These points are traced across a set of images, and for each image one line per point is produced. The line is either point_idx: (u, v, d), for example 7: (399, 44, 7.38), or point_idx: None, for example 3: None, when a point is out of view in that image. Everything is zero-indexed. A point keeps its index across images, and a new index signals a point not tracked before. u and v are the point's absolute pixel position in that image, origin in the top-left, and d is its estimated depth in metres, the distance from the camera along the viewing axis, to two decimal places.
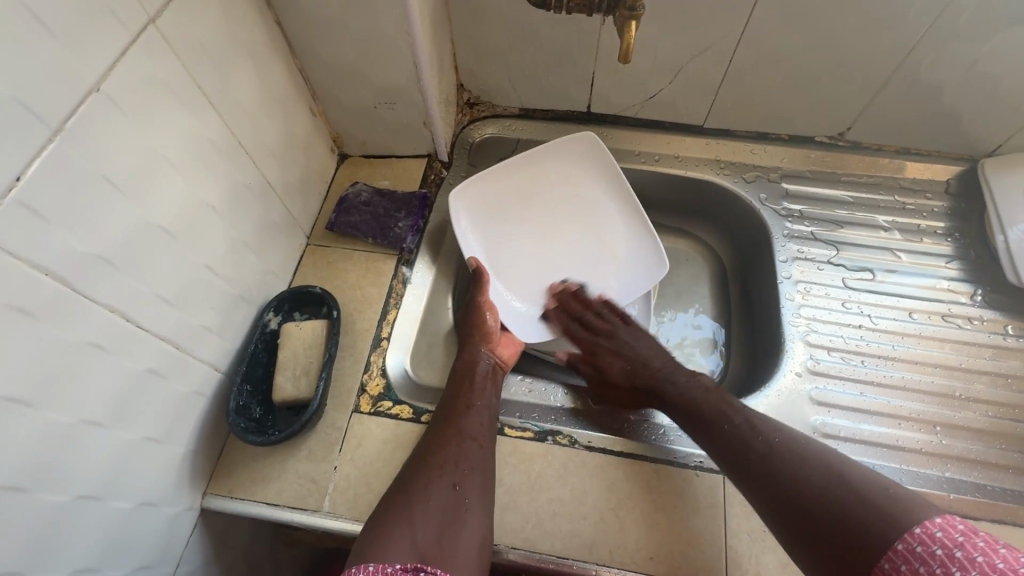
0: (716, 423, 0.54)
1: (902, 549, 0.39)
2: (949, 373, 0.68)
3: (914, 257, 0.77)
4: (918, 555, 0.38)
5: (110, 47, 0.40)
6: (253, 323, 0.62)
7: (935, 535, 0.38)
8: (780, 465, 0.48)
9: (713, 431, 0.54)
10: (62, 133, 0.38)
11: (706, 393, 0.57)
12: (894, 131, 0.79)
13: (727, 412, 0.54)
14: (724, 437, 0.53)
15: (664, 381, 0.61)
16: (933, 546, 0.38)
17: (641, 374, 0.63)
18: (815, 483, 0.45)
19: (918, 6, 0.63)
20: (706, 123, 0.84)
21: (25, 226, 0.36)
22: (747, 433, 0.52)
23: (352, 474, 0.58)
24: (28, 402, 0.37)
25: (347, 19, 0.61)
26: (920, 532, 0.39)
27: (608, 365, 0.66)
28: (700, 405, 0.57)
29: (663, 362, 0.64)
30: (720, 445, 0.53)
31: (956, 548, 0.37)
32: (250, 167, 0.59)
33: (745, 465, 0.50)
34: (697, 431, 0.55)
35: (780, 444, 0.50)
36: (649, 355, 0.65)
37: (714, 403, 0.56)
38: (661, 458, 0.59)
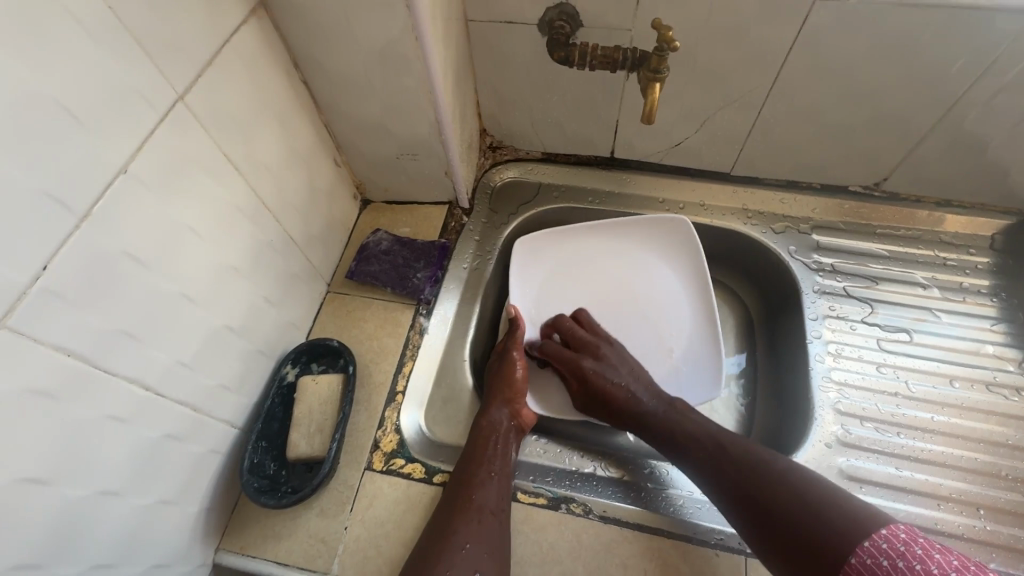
0: (681, 448, 0.57)
1: (854, 562, 0.41)
2: (994, 450, 0.64)
3: (955, 318, 0.73)
4: (867, 565, 0.40)
5: (138, 129, 0.42)
6: (270, 376, 0.63)
7: (881, 547, 0.41)
8: (749, 488, 0.50)
9: (691, 456, 0.56)
10: (88, 218, 0.39)
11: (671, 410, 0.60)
12: (934, 183, 0.76)
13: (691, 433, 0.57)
14: (693, 461, 0.56)
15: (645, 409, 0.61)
16: (880, 558, 0.40)
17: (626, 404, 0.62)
18: (778, 505, 0.48)
19: (960, 61, 0.60)
20: (733, 171, 0.82)
21: (49, 312, 0.37)
22: (713, 454, 0.54)
23: (362, 535, 0.58)
24: (45, 481, 0.38)
25: (372, 78, 0.62)
26: (869, 544, 0.41)
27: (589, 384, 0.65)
28: (667, 427, 0.59)
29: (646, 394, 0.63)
30: (696, 469, 0.55)
31: (898, 558, 0.39)
32: (273, 224, 0.60)
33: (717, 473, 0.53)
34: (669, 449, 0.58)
35: (745, 460, 0.52)
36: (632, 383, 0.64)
37: (686, 425, 0.58)
38: (653, 527, 0.57)
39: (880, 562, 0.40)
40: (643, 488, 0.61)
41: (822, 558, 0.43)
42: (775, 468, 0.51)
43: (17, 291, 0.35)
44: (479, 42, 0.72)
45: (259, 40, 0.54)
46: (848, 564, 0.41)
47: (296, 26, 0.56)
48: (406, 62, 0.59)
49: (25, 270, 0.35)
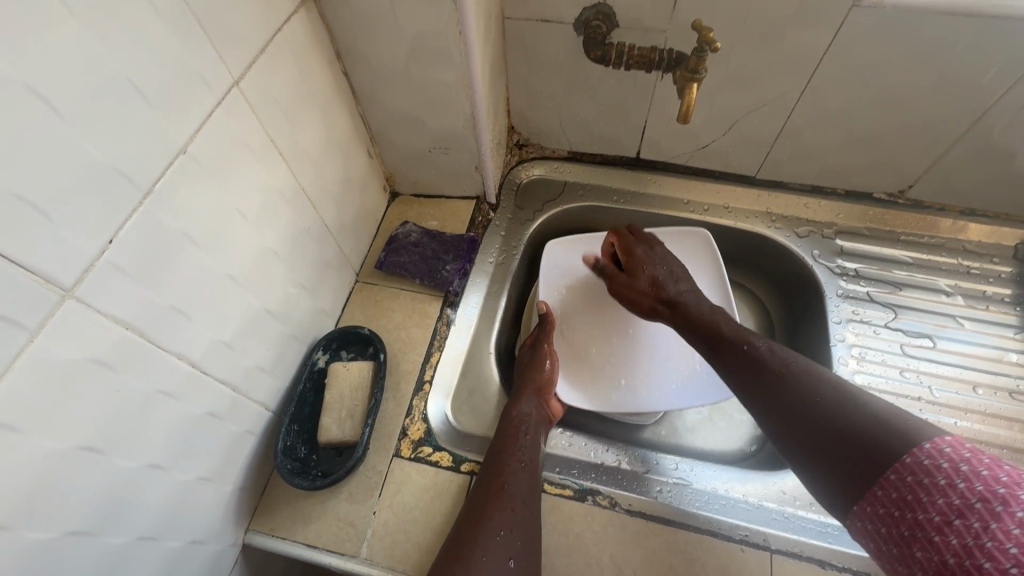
0: (731, 349, 0.55)
1: (909, 462, 0.37)
2: (1017, 456, 0.64)
3: (978, 325, 0.74)
4: (924, 466, 0.36)
5: (198, 111, 0.43)
6: (302, 361, 0.64)
7: (943, 451, 0.36)
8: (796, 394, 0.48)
9: (735, 364, 0.54)
10: (151, 195, 0.40)
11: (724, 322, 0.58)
12: (959, 192, 0.76)
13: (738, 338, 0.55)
14: (736, 368, 0.54)
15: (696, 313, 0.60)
16: (940, 460, 0.36)
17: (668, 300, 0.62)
18: (824, 405, 0.45)
19: (993, 70, 0.61)
20: (758, 174, 0.83)
21: (110, 283, 0.38)
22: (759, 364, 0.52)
23: (391, 521, 0.58)
24: (99, 449, 0.39)
25: (412, 71, 0.63)
26: (929, 447, 0.37)
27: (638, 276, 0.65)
28: (713, 333, 0.57)
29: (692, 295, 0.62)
30: (739, 376, 0.53)
31: (963, 463, 0.35)
32: (311, 211, 0.62)
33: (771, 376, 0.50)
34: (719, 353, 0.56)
35: (793, 371, 0.50)
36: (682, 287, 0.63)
37: (735, 331, 0.57)
38: (655, 515, 0.58)
39: (939, 464, 0.36)
40: (640, 476, 0.62)
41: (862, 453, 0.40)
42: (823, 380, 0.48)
43: (85, 262, 0.36)
44: (514, 40, 0.73)
45: (306, 28, 0.56)
46: (902, 463, 0.37)
47: (342, 16, 0.57)
48: (447, 55, 0.60)
49: (93, 243, 0.36)
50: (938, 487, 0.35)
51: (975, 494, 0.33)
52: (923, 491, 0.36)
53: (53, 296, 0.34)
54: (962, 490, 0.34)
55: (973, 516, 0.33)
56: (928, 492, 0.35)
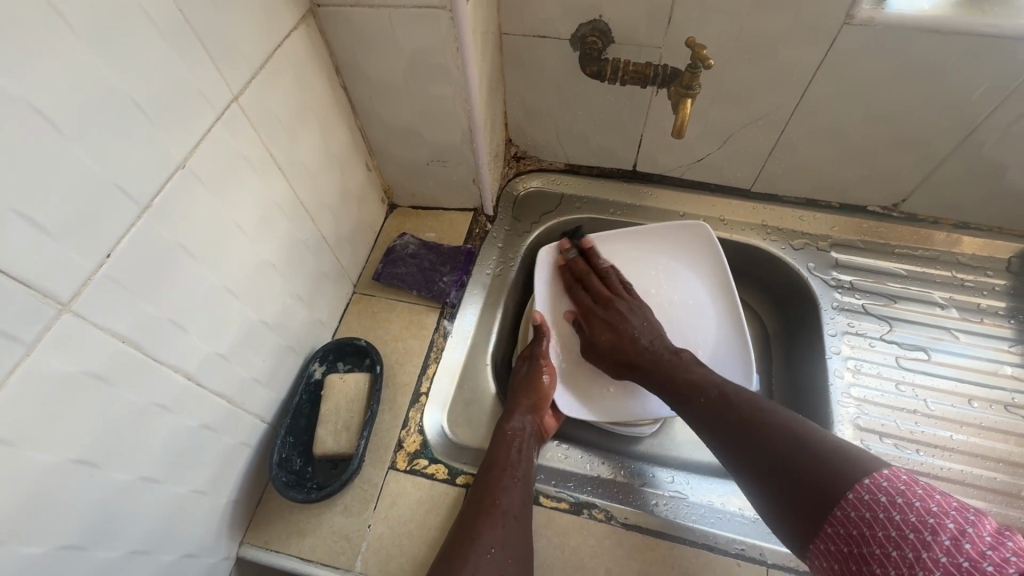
0: (689, 399, 0.59)
1: (852, 498, 0.41)
2: (1014, 470, 0.64)
3: (972, 338, 0.74)
4: (865, 502, 0.40)
5: (198, 126, 0.44)
6: (299, 372, 0.64)
7: (881, 484, 0.40)
8: (751, 426, 0.52)
9: (698, 410, 0.58)
10: (149, 209, 0.40)
11: (680, 369, 0.62)
12: (952, 206, 0.77)
13: (698, 389, 0.59)
14: (697, 411, 0.58)
15: (654, 359, 0.64)
16: (879, 494, 0.40)
17: (629, 348, 0.66)
18: (781, 454, 0.48)
19: (982, 88, 0.62)
20: (753, 187, 0.83)
21: (109, 297, 0.38)
22: (716, 405, 0.56)
23: (386, 534, 0.58)
24: (92, 463, 0.39)
25: (409, 86, 0.64)
26: (869, 482, 0.41)
27: (599, 333, 0.69)
28: (674, 384, 0.61)
29: (653, 341, 0.66)
30: (703, 421, 0.57)
31: (897, 495, 0.39)
32: (309, 224, 0.62)
33: (729, 427, 0.54)
34: (678, 401, 0.60)
35: (740, 408, 0.54)
36: (640, 332, 0.67)
37: (691, 378, 0.61)
38: (656, 531, 0.58)
39: (879, 498, 0.40)
40: (633, 488, 0.62)
41: (802, 480, 0.45)
42: (775, 411, 0.52)
43: (83, 276, 0.36)
44: (511, 55, 0.74)
45: (306, 45, 0.56)
46: (846, 500, 0.41)
47: (341, 33, 0.58)
48: (444, 70, 0.61)
49: (90, 257, 0.36)
50: (880, 521, 0.39)
51: (910, 526, 0.37)
52: (867, 526, 0.39)
53: (50, 310, 0.34)
54: (898, 522, 0.38)
55: (908, 546, 0.37)
56: (871, 527, 0.39)
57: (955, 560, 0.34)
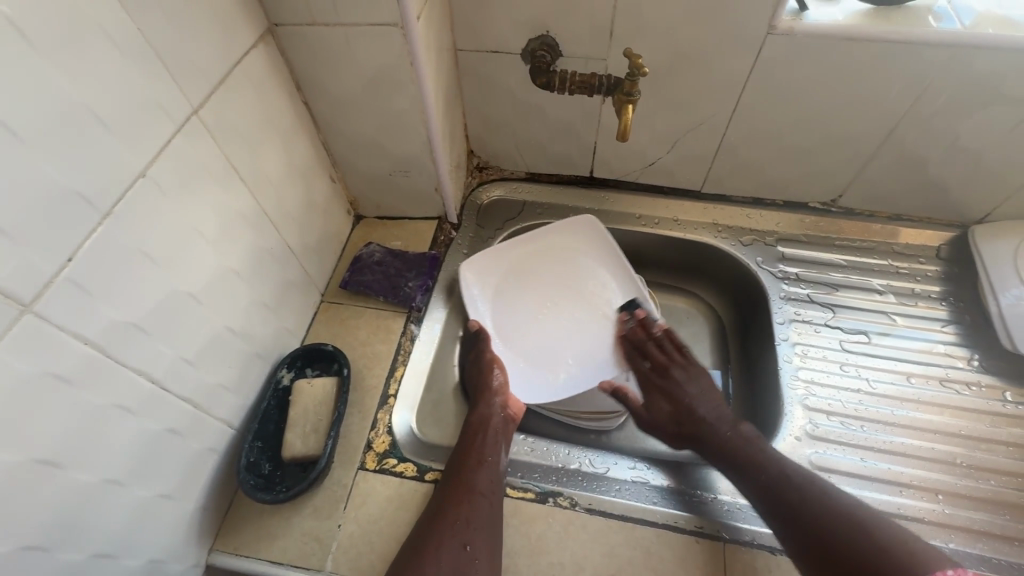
0: (731, 453, 0.62)
1: None
2: (951, 440, 0.69)
3: (910, 320, 0.79)
4: None
5: (158, 139, 0.46)
6: (267, 379, 0.65)
7: None
8: (807, 505, 0.55)
9: (761, 484, 0.58)
10: (110, 215, 0.42)
11: (744, 444, 0.62)
12: (884, 199, 0.83)
13: (760, 464, 0.60)
14: (759, 488, 0.58)
15: (710, 432, 0.65)
16: None
17: (688, 421, 0.67)
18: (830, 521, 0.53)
19: (896, 89, 0.68)
20: (703, 189, 0.88)
21: (72, 302, 0.40)
22: (781, 483, 0.58)
23: (355, 533, 0.59)
24: (57, 463, 0.40)
25: (369, 101, 0.67)
26: None
27: (657, 403, 0.70)
28: (735, 456, 0.62)
29: (710, 413, 0.67)
30: (768, 503, 0.57)
31: None
32: (273, 234, 0.64)
33: (767, 484, 0.58)
34: (721, 458, 0.63)
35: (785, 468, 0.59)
36: (698, 403, 0.69)
37: (740, 433, 0.64)
38: (693, 529, 0.59)
39: None
40: (598, 475, 0.64)
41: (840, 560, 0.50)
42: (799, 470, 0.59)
43: (44, 280, 0.38)
44: (467, 69, 0.78)
45: (265, 63, 0.59)
46: None
47: (300, 50, 0.61)
48: (402, 85, 0.65)
49: (52, 261, 0.38)
50: None
51: None
52: None
53: (13, 312, 0.36)
54: None
55: None
56: None
57: None
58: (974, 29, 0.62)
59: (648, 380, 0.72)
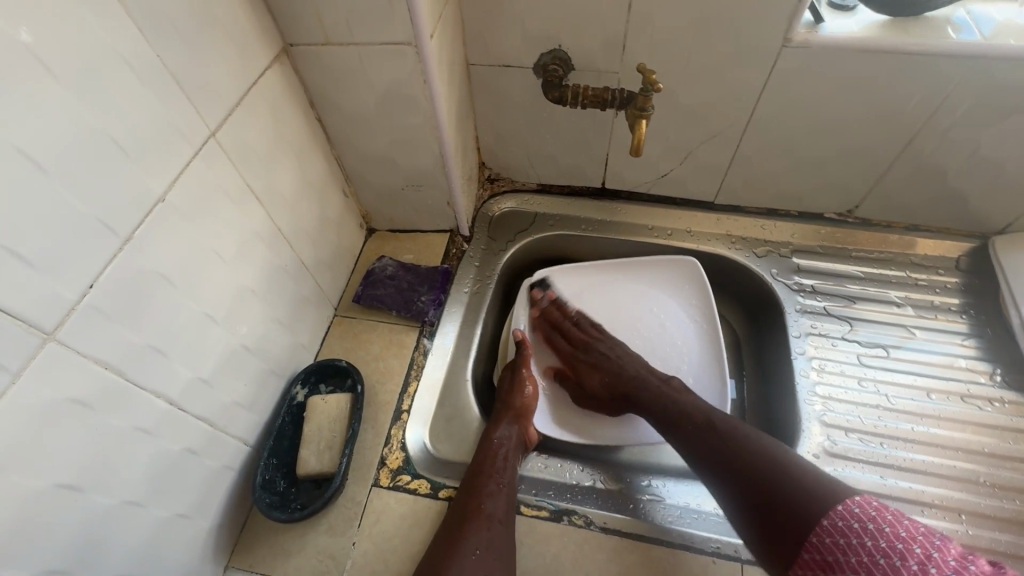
0: (678, 422, 0.62)
1: (827, 525, 0.44)
2: (973, 457, 0.68)
3: (929, 334, 0.78)
4: (839, 528, 0.44)
5: (177, 163, 0.46)
6: (281, 396, 0.65)
7: (853, 511, 0.44)
8: (729, 448, 0.55)
9: (690, 436, 0.59)
10: (130, 241, 0.42)
11: (674, 398, 0.64)
12: (902, 210, 0.82)
13: (686, 420, 0.61)
14: (696, 447, 0.58)
15: (641, 386, 0.67)
16: (851, 520, 0.43)
17: (618, 382, 0.69)
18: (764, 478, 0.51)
19: (914, 100, 0.67)
20: (716, 200, 0.88)
21: (92, 327, 0.40)
22: (712, 439, 0.57)
23: (369, 551, 0.59)
24: (77, 487, 0.40)
25: (381, 118, 0.67)
26: (842, 509, 0.44)
27: (588, 377, 0.72)
28: (666, 410, 0.63)
29: (637, 368, 0.69)
30: (716, 470, 0.55)
31: (868, 521, 0.43)
32: (287, 250, 0.64)
33: (711, 450, 0.57)
34: (665, 425, 0.63)
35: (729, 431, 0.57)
36: (627, 363, 0.70)
37: (682, 405, 0.62)
38: (676, 542, 0.59)
39: (850, 524, 0.43)
40: (613, 494, 0.63)
41: (759, 496, 0.50)
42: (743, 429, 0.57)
43: (66, 307, 0.38)
44: (480, 83, 0.78)
45: (280, 82, 0.60)
46: (819, 526, 0.45)
47: (314, 68, 0.62)
48: (414, 101, 0.65)
49: (73, 288, 0.39)
50: (850, 546, 0.42)
51: (878, 551, 0.41)
52: (839, 550, 0.43)
53: (34, 340, 0.36)
54: (867, 548, 0.41)
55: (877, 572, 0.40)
56: (843, 552, 0.43)
57: None
58: (995, 40, 0.61)
59: (574, 358, 0.74)
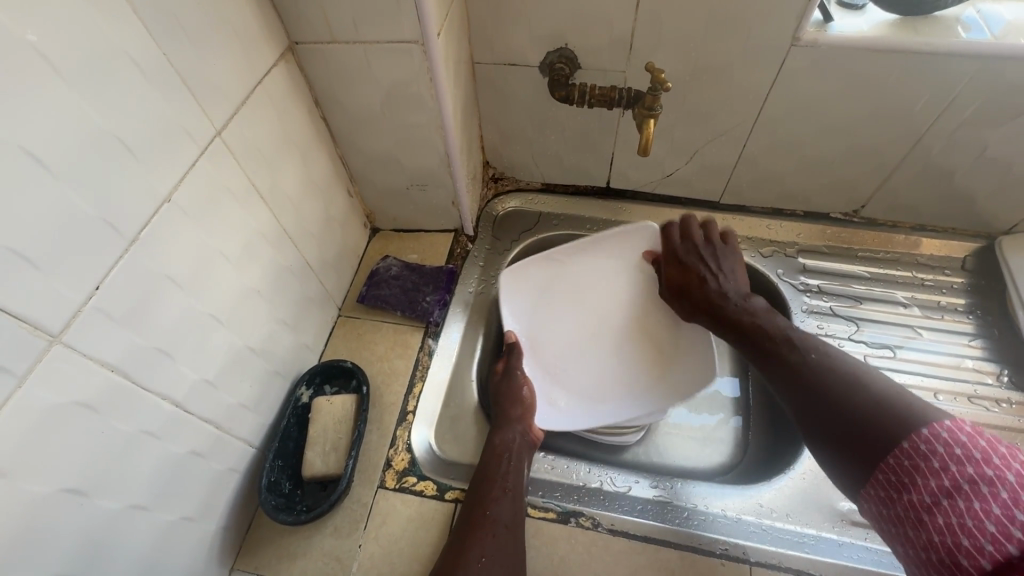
0: (765, 354, 0.57)
1: (907, 447, 0.41)
2: None
3: (935, 334, 0.77)
4: (922, 451, 0.40)
5: (182, 162, 0.46)
6: (286, 397, 0.65)
7: (940, 435, 0.39)
8: (820, 378, 0.51)
9: (775, 362, 0.55)
10: (135, 241, 0.42)
11: (760, 321, 0.60)
12: (908, 209, 0.81)
13: (774, 348, 0.56)
14: (779, 376, 0.55)
15: (724, 300, 0.63)
16: (937, 445, 0.39)
17: (698, 296, 0.65)
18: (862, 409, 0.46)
19: (923, 100, 0.66)
20: (722, 199, 0.87)
21: (97, 329, 0.39)
22: (803, 373, 0.52)
23: (376, 554, 0.59)
24: (82, 491, 0.40)
25: (387, 115, 0.66)
26: (926, 433, 0.40)
27: (671, 274, 0.68)
28: (744, 339, 0.60)
29: (726, 284, 0.64)
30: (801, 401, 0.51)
31: (957, 446, 0.38)
32: (292, 249, 0.64)
33: (794, 380, 0.53)
34: (749, 351, 0.59)
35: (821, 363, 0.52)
36: (723, 277, 0.64)
37: (770, 330, 0.58)
38: (684, 544, 0.59)
39: (935, 448, 0.39)
40: (619, 495, 0.63)
41: (843, 420, 0.47)
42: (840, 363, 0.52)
43: (72, 307, 0.38)
44: (485, 81, 0.77)
45: (285, 78, 0.59)
46: (902, 449, 0.41)
47: (320, 65, 0.61)
48: (420, 99, 0.64)
49: (79, 289, 0.38)
50: (932, 470, 0.39)
51: (964, 476, 0.37)
52: (917, 474, 0.39)
53: (40, 342, 0.36)
54: (952, 472, 0.37)
55: (960, 496, 0.37)
56: (922, 475, 0.39)
57: (1010, 513, 0.34)
58: (1005, 38, 0.61)
59: (684, 287, 0.67)
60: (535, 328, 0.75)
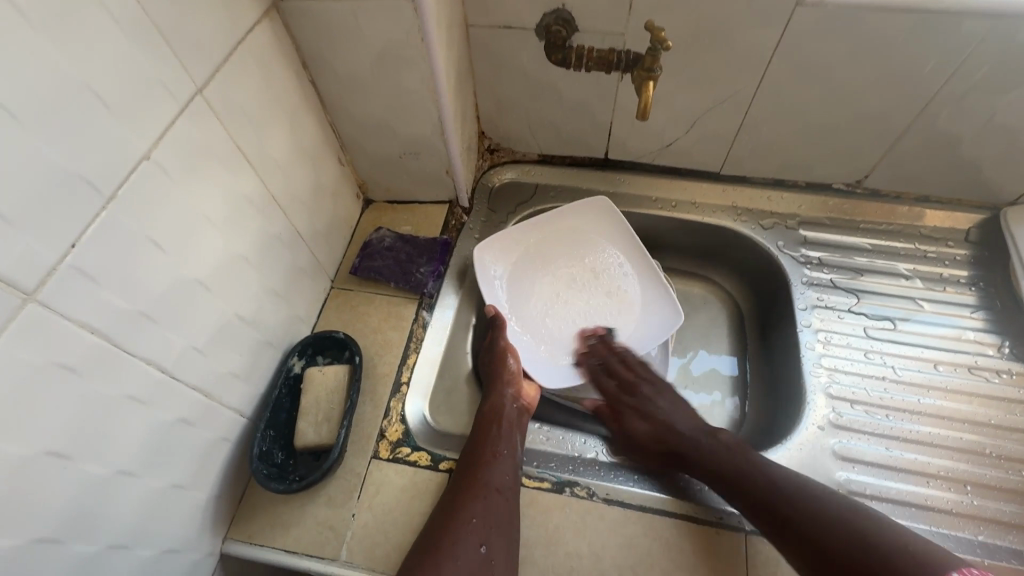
0: (738, 480, 0.56)
1: None
2: (978, 429, 0.67)
3: (937, 306, 0.76)
4: None
5: (161, 118, 0.44)
6: (278, 367, 0.64)
7: None
8: (807, 517, 0.52)
9: (751, 497, 0.55)
10: (114, 200, 0.40)
11: (730, 453, 0.59)
12: (912, 179, 0.80)
13: (751, 487, 0.55)
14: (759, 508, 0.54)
15: (694, 444, 0.61)
16: None
17: (667, 435, 0.62)
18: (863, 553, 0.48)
19: (931, 65, 0.64)
20: (722, 170, 0.85)
21: (76, 289, 0.38)
22: (789, 504, 0.53)
23: (370, 522, 0.59)
24: (66, 455, 0.39)
25: (377, 79, 0.64)
26: None
27: (632, 424, 0.65)
28: (724, 474, 0.57)
29: (688, 425, 0.63)
30: (791, 541, 0.52)
31: None
32: (281, 218, 0.62)
33: (778, 517, 0.53)
34: (723, 487, 0.57)
35: (801, 498, 0.53)
36: (673, 416, 0.64)
37: (740, 460, 0.58)
38: (680, 513, 0.58)
39: None
40: (613, 464, 0.63)
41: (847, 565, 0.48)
42: (821, 491, 0.54)
43: (47, 267, 0.36)
44: (479, 45, 0.74)
45: (270, 39, 0.57)
46: None
47: (306, 25, 0.59)
48: (412, 62, 0.62)
49: (55, 247, 0.37)
50: None
51: None
52: None
53: (15, 301, 0.34)
54: None
55: None
56: None
57: None
58: None
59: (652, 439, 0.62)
60: (518, 296, 0.76)
